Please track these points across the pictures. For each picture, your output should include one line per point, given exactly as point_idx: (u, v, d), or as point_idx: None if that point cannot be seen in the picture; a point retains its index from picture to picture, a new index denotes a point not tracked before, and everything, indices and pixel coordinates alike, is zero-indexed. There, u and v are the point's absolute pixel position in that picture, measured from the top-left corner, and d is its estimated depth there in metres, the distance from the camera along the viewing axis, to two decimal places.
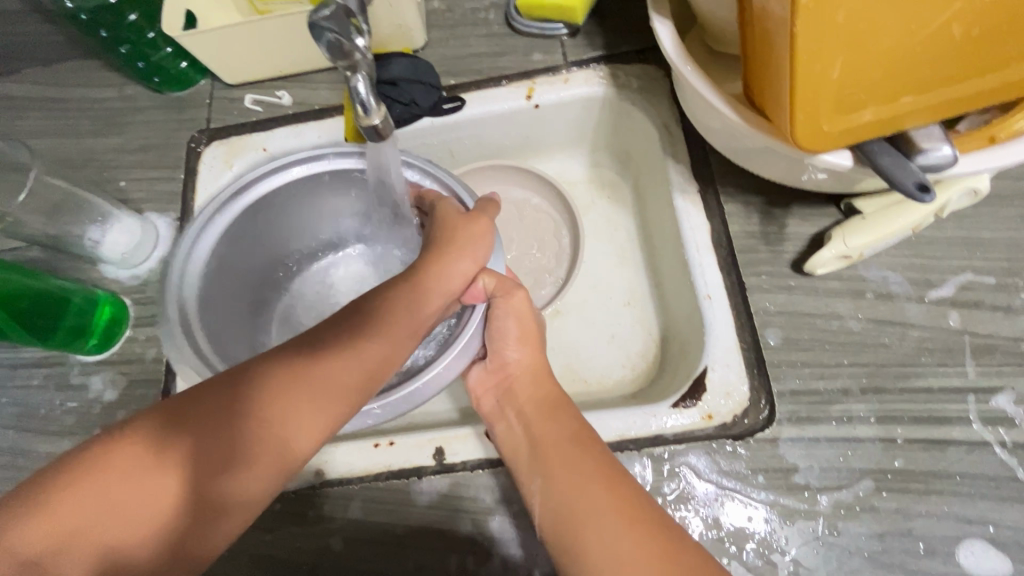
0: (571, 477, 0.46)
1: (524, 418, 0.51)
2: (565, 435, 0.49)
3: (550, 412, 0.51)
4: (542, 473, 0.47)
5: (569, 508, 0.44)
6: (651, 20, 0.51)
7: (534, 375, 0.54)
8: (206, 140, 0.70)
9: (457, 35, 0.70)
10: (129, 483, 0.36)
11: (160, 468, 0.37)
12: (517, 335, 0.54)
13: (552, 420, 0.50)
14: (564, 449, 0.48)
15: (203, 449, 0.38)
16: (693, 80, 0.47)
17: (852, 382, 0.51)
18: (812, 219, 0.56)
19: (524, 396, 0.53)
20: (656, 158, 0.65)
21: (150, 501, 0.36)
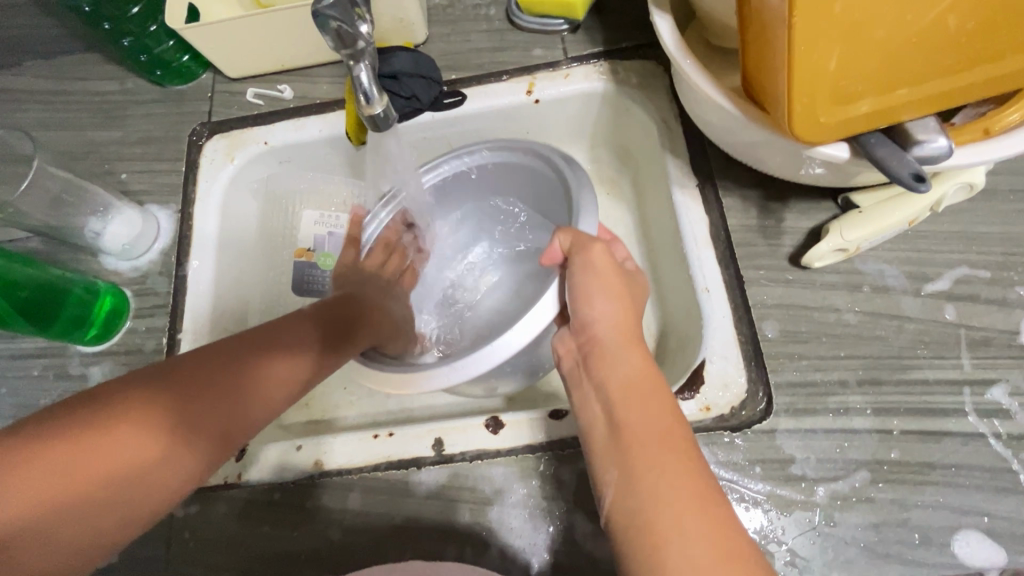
0: (653, 483, 0.37)
1: (604, 402, 0.43)
2: (652, 425, 0.40)
3: (637, 395, 0.42)
4: (619, 463, 0.39)
5: (646, 517, 0.36)
6: (651, 14, 0.51)
7: (624, 341, 0.47)
8: (207, 133, 0.70)
9: (458, 31, 0.71)
10: (127, 433, 0.39)
11: (156, 423, 0.40)
12: (600, 290, 0.48)
13: (640, 404, 0.42)
14: (648, 439, 0.39)
15: (190, 413, 0.42)
16: (692, 73, 0.48)
17: (849, 374, 0.51)
18: (810, 213, 0.57)
19: (605, 371, 0.45)
20: (655, 153, 0.66)
21: (143, 456, 0.39)
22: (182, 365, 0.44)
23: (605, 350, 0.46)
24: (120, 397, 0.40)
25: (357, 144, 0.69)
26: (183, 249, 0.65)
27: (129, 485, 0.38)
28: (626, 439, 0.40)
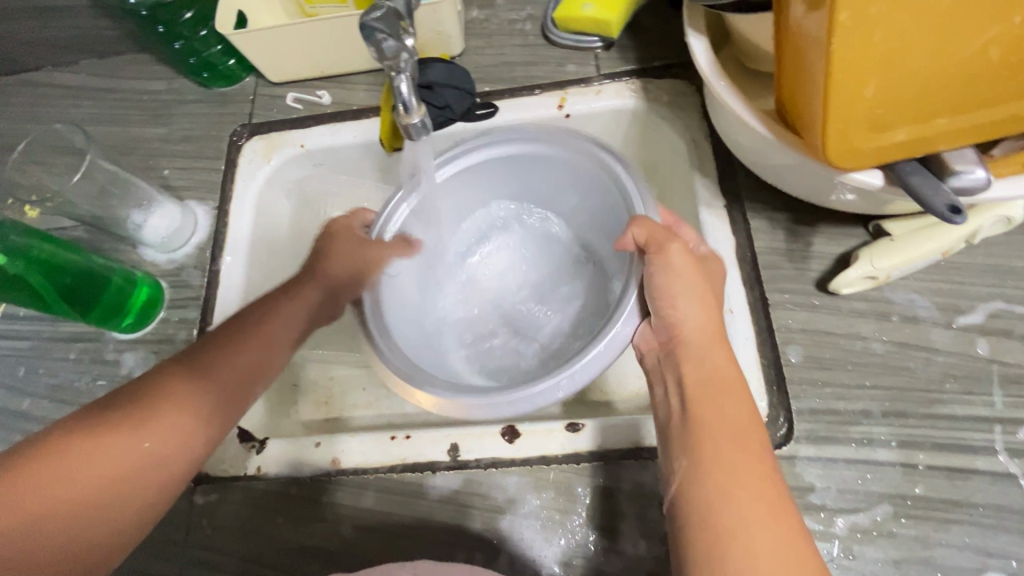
0: (739, 499, 0.37)
1: (685, 397, 0.42)
2: (734, 426, 0.40)
3: (720, 396, 0.41)
4: (693, 458, 0.39)
5: (718, 515, 0.36)
6: (687, 34, 0.51)
7: (704, 336, 0.44)
8: (247, 134, 0.73)
9: (493, 44, 0.72)
10: (58, 473, 0.39)
11: (79, 458, 0.40)
12: (682, 290, 0.45)
13: (719, 403, 0.41)
14: (727, 442, 0.39)
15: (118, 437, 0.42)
16: (725, 94, 0.48)
17: (874, 405, 0.50)
18: (839, 238, 0.56)
19: (689, 366, 0.43)
20: (683, 172, 0.66)
21: (84, 484, 0.39)
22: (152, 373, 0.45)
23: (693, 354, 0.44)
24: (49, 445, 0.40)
25: (390, 151, 0.71)
26: (217, 245, 0.68)
27: (99, 503, 0.40)
28: (710, 448, 0.39)
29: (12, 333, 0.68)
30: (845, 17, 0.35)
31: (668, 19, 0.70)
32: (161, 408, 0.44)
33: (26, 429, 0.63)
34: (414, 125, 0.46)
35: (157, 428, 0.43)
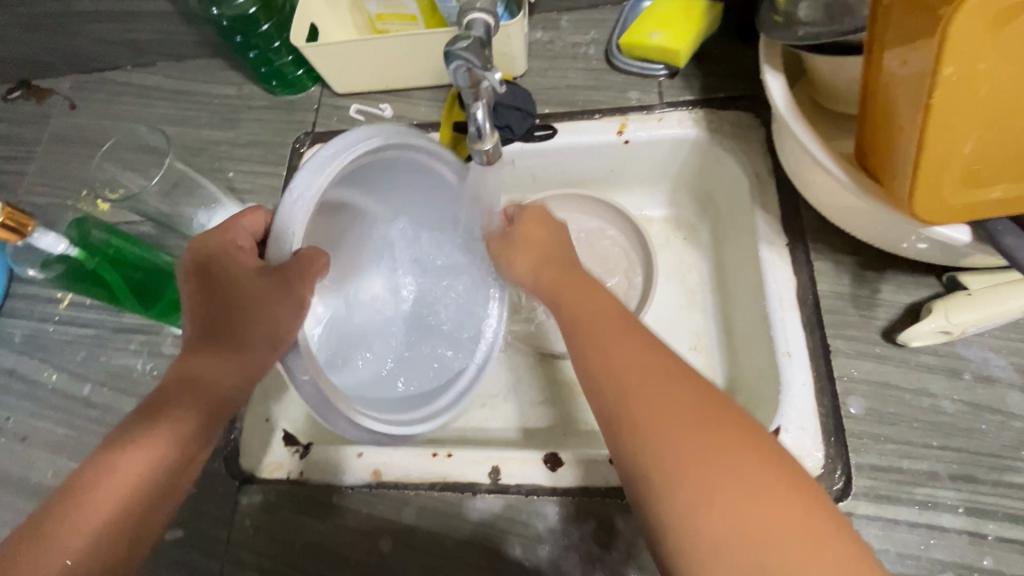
0: (695, 458, 0.33)
1: (576, 357, 0.43)
2: (632, 370, 0.39)
3: (628, 373, 0.38)
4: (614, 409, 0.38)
5: (648, 478, 0.34)
6: (763, 71, 0.50)
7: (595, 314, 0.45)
8: (310, 142, 0.75)
9: (556, 67, 0.72)
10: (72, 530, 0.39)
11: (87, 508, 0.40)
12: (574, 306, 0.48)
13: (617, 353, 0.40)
14: (634, 384, 0.38)
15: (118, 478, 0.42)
16: (802, 135, 0.47)
17: (940, 466, 0.48)
18: (909, 288, 0.54)
19: (574, 311, 0.46)
20: (744, 206, 0.65)
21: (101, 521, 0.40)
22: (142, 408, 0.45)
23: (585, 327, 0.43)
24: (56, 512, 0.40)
25: None
26: None
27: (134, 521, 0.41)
28: (641, 427, 0.36)
29: (78, 321, 0.71)
30: (951, 73, 0.33)
31: (736, 50, 0.69)
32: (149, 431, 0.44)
33: (84, 414, 0.66)
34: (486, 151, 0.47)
35: (162, 442, 0.44)
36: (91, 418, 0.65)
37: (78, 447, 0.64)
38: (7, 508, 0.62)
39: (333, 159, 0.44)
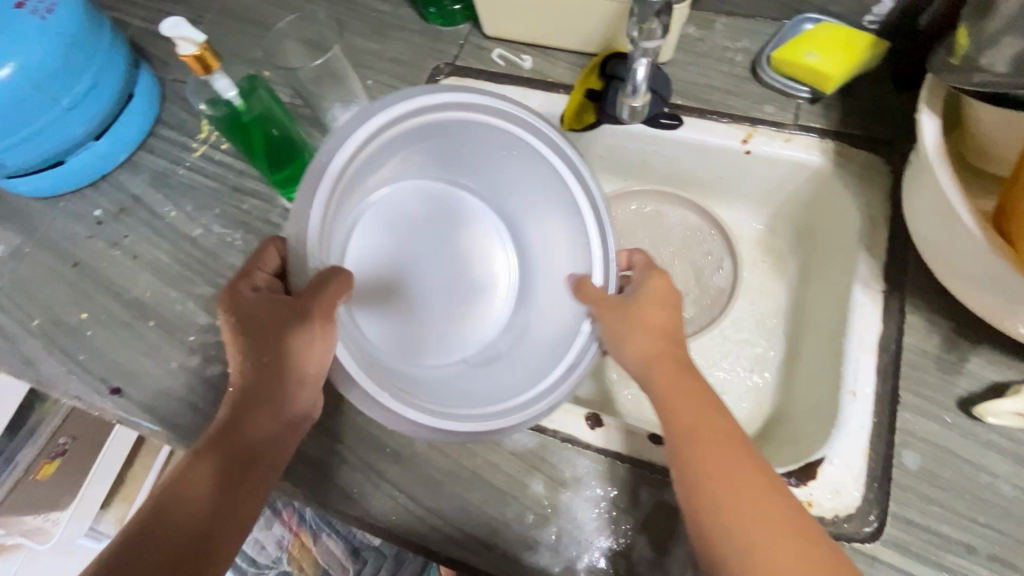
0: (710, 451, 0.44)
1: (685, 476, 0.44)
2: (728, 445, 0.44)
3: (694, 433, 0.45)
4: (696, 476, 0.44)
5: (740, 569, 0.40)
6: (920, 110, 0.50)
7: (692, 388, 0.48)
8: (447, 73, 0.79)
9: (700, 64, 0.73)
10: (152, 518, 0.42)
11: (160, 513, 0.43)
12: (647, 341, 0.52)
13: (711, 426, 0.46)
14: (733, 465, 0.43)
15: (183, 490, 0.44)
16: (944, 181, 0.47)
17: (979, 542, 0.47)
18: (999, 366, 0.52)
19: (664, 388, 0.49)
20: (848, 245, 0.64)
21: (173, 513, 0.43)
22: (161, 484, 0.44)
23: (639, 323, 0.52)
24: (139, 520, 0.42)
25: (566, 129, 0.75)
26: None
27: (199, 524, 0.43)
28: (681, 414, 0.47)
29: (203, 173, 0.78)
30: None
31: (886, 93, 0.68)
32: (170, 506, 0.43)
33: (188, 252, 0.72)
34: (633, 105, 0.66)
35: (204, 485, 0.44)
36: (193, 257, 0.72)
37: (178, 278, 0.71)
38: (108, 312, 0.70)
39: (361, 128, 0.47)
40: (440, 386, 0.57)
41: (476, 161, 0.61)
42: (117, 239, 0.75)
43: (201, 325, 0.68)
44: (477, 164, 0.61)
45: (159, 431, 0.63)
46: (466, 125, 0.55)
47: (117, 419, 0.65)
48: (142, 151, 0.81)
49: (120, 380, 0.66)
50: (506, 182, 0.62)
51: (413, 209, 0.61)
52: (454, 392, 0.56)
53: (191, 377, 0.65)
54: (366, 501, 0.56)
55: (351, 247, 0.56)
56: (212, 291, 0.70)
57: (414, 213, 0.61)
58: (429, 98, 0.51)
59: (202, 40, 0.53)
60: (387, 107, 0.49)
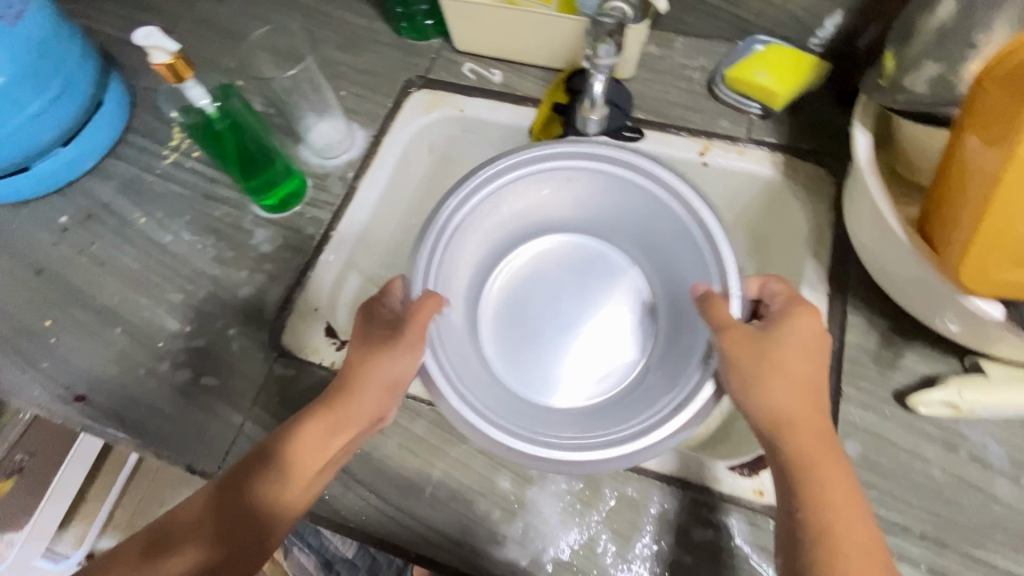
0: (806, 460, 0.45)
1: (799, 505, 0.45)
2: (840, 486, 0.45)
3: (815, 465, 0.45)
4: (807, 509, 0.44)
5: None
6: (855, 127, 0.54)
7: (807, 417, 0.47)
8: (419, 85, 0.82)
9: (660, 81, 0.78)
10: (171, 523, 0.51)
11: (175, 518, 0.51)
12: (794, 377, 0.48)
13: (818, 459, 0.46)
14: (841, 503, 0.44)
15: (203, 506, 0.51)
16: (875, 191, 0.51)
17: (914, 524, 0.50)
18: (931, 361, 0.57)
19: (798, 424, 0.47)
20: (796, 251, 0.69)
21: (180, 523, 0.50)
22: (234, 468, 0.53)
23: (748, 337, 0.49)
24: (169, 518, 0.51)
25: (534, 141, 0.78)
26: (365, 168, 0.76)
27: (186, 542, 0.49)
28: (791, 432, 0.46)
29: (175, 180, 0.78)
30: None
31: (829, 110, 0.73)
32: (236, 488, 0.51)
33: (158, 258, 0.72)
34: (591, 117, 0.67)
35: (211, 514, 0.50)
36: (163, 263, 0.72)
37: (147, 284, 0.71)
38: (75, 318, 0.69)
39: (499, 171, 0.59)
40: (524, 411, 0.61)
41: (642, 231, 0.65)
42: (84, 245, 0.74)
43: (170, 332, 0.68)
44: (643, 228, 0.65)
45: (126, 438, 0.63)
46: (624, 186, 0.62)
47: (81, 426, 0.64)
48: (111, 158, 0.80)
49: (85, 387, 0.65)
50: (617, 223, 0.68)
51: (535, 262, 0.72)
52: (523, 417, 0.58)
53: (160, 383, 0.65)
54: (337, 502, 0.57)
55: (461, 278, 0.63)
56: (183, 297, 0.70)
57: (532, 266, 0.72)
58: (580, 162, 0.61)
59: (175, 49, 0.55)
60: (514, 160, 0.59)
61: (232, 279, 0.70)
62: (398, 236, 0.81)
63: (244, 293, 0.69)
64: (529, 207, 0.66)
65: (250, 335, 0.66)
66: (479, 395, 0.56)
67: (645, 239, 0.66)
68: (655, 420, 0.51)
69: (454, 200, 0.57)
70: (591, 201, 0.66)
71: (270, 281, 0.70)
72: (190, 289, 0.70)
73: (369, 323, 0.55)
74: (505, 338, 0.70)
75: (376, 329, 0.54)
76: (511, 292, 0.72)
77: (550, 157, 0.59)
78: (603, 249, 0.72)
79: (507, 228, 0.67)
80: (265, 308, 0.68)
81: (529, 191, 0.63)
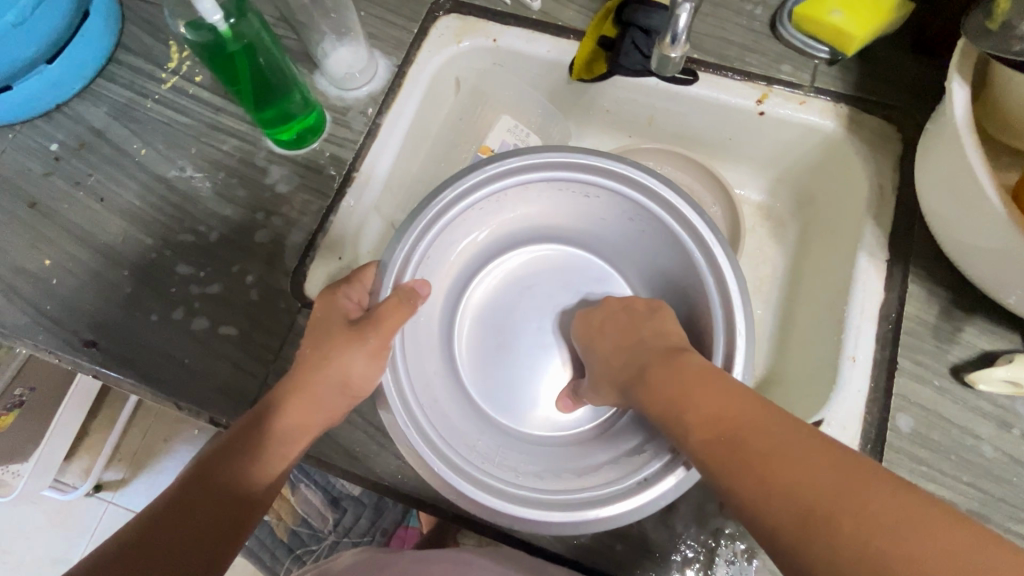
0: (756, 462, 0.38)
1: (754, 477, 0.38)
2: (784, 435, 0.39)
3: (753, 434, 0.40)
4: (770, 478, 0.37)
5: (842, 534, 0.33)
6: (952, 78, 0.49)
7: (742, 402, 0.42)
8: (448, 9, 0.73)
9: (718, 16, 0.70)
10: (151, 525, 0.43)
11: (155, 519, 0.44)
12: (701, 375, 0.45)
13: (762, 427, 0.40)
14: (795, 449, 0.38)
15: (186, 498, 0.45)
16: (972, 154, 0.47)
17: (961, 499, 0.50)
18: (991, 336, 0.55)
19: (719, 411, 0.42)
20: (853, 214, 0.65)
21: (169, 516, 0.44)
22: (207, 451, 0.48)
23: (644, 382, 0.48)
24: (144, 522, 0.43)
25: (576, 79, 0.72)
26: (388, 102, 0.69)
27: (191, 532, 0.44)
28: (699, 432, 0.43)
29: (176, 107, 0.70)
30: None
31: (904, 58, 0.66)
32: (223, 465, 0.47)
33: (163, 195, 0.66)
34: (671, 59, 0.50)
35: (203, 499, 0.45)
36: (169, 200, 0.66)
37: (152, 224, 0.65)
38: (75, 258, 0.64)
39: (480, 175, 0.55)
40: (490, 438, 0.58)
41: (653, 262, 0.61)
42: (80, 177, 0.68)
43: (182, 276, 0.63)
44: (628, 236, 0.62)
45: (143, 387, 0.60)
46: (632, 209, 0.57)
47: (92, 373, 0.61)
48: (102, 79, 0.72)
49: (93, 332, 0.61)
50: (596, 232, 0.64)
51: (530, 268, 0.68)
52: (501, 457, 0.55)
53: (174, 330, 0.61)
54: (370, 459, 0.56)
55: (440, 280, 0.62)
56: (193, 239, 0.64)
57: (527, 272, 0.68)
58: (590, 175, 0.56)
59: None
60: (500, 162, 0.55)
61: (247, 221, 0.65)
62: (421, 180, 0.75)
63: (260, 238, 0.64)
64: (529, 212, 0.63)
65: (268, 283, 0.62)
66: (438, 422, 0.54)
67: (627, 248, 0.63)
68: (619, 490, 0.48)
69: (433, 204, 0.54)
70: (593, 217, 0.62)
71: (288, 226, 0.64)
72: (201, 231, 0.64)
73: (347, 296, 0.53)
74: (480, 345, 0.65)
75: (341, 300, 0.53)
76: (493, 299, 0.67)
77: (529, 161, 0.55)
78: (598, 263, 0.67)
79: (502, 230, 0.64)
80: (284, 254, 0.63)
81: (529, 197, 0.60)
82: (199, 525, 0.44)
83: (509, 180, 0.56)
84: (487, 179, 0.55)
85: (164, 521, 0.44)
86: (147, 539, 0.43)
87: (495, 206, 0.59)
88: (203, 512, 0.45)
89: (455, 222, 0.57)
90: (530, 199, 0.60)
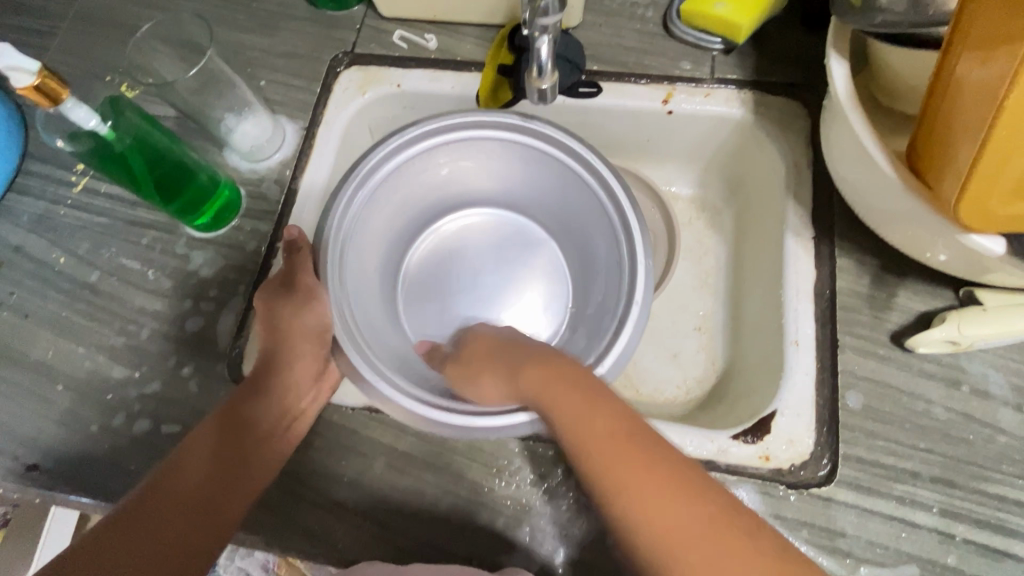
0: (607, 453, 0.42)
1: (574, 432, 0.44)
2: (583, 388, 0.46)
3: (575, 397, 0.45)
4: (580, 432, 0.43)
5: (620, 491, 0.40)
6: (828, 56, 0.49)
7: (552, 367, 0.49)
8: (348, 63, 0.73)
9: (611, 24, 0.70)
10: (182, 461, 0.50)
11: (183, 462, 0.50)
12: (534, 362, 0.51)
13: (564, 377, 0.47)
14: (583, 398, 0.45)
15: (213, 446, 0.51)
16: (857, 127, 0.47)
17: (923, 468, 0.50)
18: (924, 296, 0.55)
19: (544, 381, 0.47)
20: (775, 196, 0.65)
21: (195, 463, 0.49)
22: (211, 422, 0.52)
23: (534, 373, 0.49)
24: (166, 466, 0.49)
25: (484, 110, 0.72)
26: (301, 167, 0.68)
27: (222, 469, 0.50)
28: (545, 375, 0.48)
29: (91, 208, 0.69)
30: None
31: (796, 34, 0.67)
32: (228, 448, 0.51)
33: (89, 300, 0.65)
34: (539, 91, 0.52)
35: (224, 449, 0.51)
36: (96, 304, 0.65)
37: (82, 331, 0.64)
38: (9, 381, 0.63)
39: (386, 149, 0.61)
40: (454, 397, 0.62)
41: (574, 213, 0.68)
42: (3, 298, 0.66)
43: (119, 380, 0.62)
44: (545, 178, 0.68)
45: (93, 501, 0.58)
46: (541, 159, 0.64)
47: (40, 497, 0.59)
48: (13, 193, 0.71)
49: (35, 455, 0.60)
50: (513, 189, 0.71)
51: (456, 236, 0.74)
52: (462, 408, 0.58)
53: (115, 438, 0.59)
54: (331, 534, 0.54)
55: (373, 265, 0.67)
56: (124, 340, 0.63)
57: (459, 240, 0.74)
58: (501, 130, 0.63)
59: (37, 68, 0.46)
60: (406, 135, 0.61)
61: (176, 312, 0.64)
62: None
63: (192, 325, 0.63)
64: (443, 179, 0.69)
65: (205, 371, 0.61)
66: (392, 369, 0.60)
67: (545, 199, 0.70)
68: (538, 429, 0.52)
69: (349, 183, 0.59)
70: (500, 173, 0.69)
71: (217, 308, 0.63)
72: (132, 330, 0.63)
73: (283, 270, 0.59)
74: (424, 314, 0.72)
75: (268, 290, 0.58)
76: (431, 269, 0.74)
77: (425, 126, 0.62)
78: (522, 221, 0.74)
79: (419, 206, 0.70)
80: (217, 338, 0.62)
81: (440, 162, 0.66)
82: (224, 468, 0.50)
83: (414, 142, 0.62)
84: (394, 150, 0.61)
85: (189, 465, 0.49)
86: (173, 475, 0.49)
87: (408, 178, 0.65)
88: (204, 491, 0.49)
89: (376, 200, 0.63)
90: (439, 166, 0.67)
